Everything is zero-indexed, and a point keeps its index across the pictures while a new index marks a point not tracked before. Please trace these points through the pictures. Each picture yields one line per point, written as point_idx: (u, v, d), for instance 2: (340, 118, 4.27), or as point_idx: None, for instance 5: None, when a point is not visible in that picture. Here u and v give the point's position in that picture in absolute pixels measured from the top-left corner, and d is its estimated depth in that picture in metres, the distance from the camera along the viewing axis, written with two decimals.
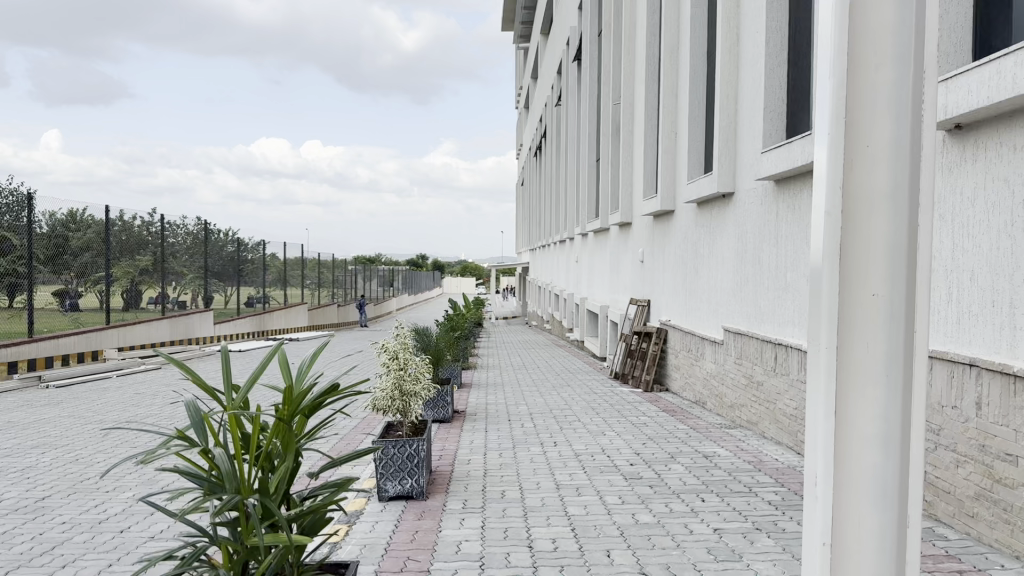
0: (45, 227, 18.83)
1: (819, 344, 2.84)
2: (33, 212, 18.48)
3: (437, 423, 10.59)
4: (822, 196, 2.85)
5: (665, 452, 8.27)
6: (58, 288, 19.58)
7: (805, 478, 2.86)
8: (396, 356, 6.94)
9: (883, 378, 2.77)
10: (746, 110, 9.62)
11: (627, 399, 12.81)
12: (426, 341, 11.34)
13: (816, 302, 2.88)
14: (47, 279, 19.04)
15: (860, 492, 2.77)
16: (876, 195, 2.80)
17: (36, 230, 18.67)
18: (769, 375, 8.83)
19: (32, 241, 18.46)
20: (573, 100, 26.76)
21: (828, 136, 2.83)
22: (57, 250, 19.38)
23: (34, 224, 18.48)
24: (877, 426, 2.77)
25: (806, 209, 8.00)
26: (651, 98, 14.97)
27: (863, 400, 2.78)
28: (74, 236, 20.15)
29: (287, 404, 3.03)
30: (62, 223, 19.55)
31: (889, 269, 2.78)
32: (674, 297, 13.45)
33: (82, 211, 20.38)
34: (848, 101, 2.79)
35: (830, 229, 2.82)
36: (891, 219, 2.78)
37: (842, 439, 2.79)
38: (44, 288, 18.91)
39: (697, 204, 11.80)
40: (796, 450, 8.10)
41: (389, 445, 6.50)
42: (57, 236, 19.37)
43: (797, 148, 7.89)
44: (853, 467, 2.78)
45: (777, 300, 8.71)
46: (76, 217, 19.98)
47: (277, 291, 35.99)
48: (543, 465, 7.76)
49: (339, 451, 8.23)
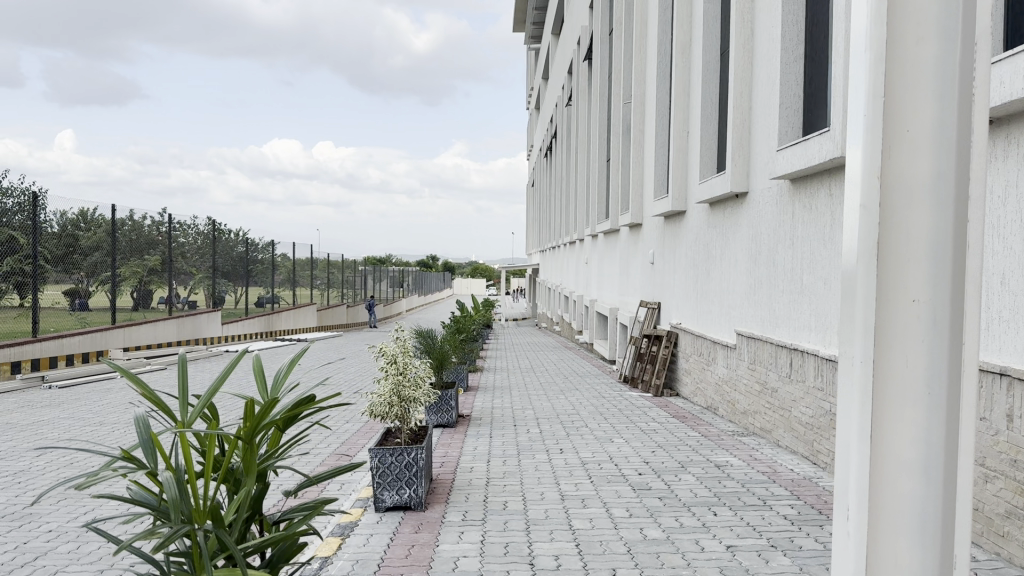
0: (54, 226, 18.70)
1: (852, 358, 2.53)
2: (43, 211, 18.34)
3: (441, 428, 10.32)
4: (856, 192, 2.56)
5: (675, 461, 7.97)
6: (67, 288, 19.45)
7: (835, 509, 2.56)
8: (395, 360, 6.64)
9: (923, 396, 2.47)
10: (761, 107, 9.30)
11: (637, 403, 12.51)
12: (430, 344, 11.07)
13: (848, 311, 2.58)
14: (54, 277, 18.92)
15: (897, 527, 2.48)
16: (917, 190, 2.50)
17: (47, 229, 18.61)
18: (783, 382, 8.52)
19: (42, 239, 18.38)
20: (584, 100, 26.46)
21: (862, 124, 2.54)
22: (64, 249, 19.25)
23: (42, 224, 18.34)
24: (916, 452, 2.47)
25: (824, 209, 7.68)
26: (663, 97, 14.66)
27: (901, 423, 2.48)
28: (82, 235, 20.03)
29: (250, 419, 2.78)
30: (71, 222, 19.45)
31: (928, 273, 2.48)
32: (685, 300, 13.14)
33: (91, 211, 20.24)
34: (885, 83, 2.50)
35: (865, 228, 2.53)
36: (934, 217, 2.49)
37: (878, 464, 2.49)
38: (51, 288, 18.76)
39: (710, 205, 11.49)
40: (812, 459, 7.79)
41: (386, 453, 6.24)
42: (66, 236, 19.24)
43: (814, 145, 7.57)
44: (889, 498, 2.49)
45: (792, 304, 8.40)
46: (85, 216, 19.85)
47: (287, 292, 35.83)
48: (548, 474, 7.47)
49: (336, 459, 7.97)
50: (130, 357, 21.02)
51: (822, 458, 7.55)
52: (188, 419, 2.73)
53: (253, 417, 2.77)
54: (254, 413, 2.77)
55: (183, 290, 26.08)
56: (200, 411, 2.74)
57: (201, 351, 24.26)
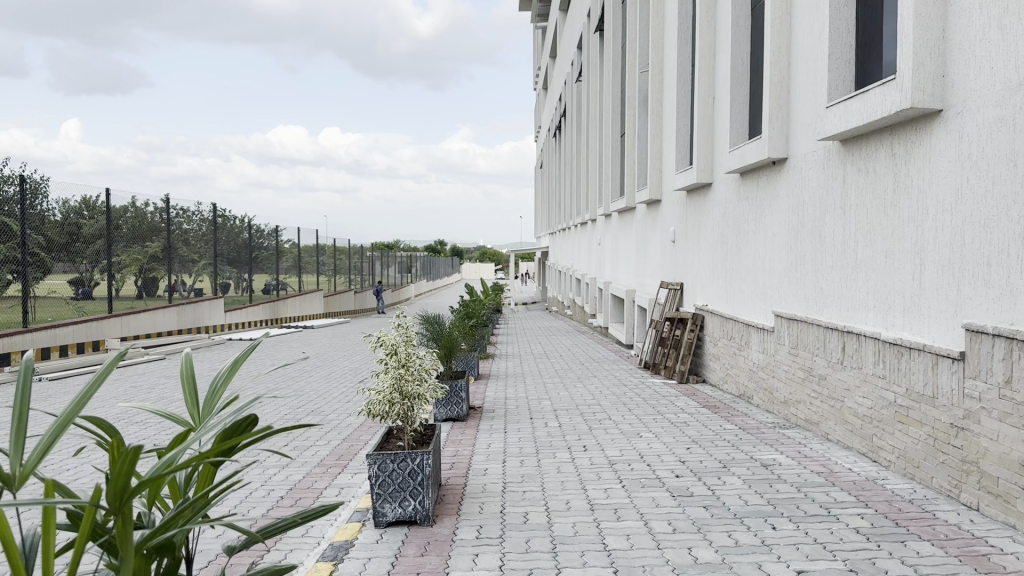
0: (58, 214, 18.20)
1: None
2: (47, 198, 17.88)
3: (449, 422, 9.46)
4: None
5: (715, 460, 7.06)
6: (73, 277, 18.98)
7: None
8: (396, 351, 5.75)
9: None
10: (803, 62, 8.33)
11: (661, 392, 11.60)
12: (437, 331, 10.19)
13: None
14: (49, 264, 18.10)
15: None
16: None
17: (49, 216, 18.00)
18: (833, 369, 7.60)
19: (43, 227, 17.73)
20: (596, 74, 25.44)
21: None
22: (60, 235, 18.45)
23: (47, 212, 17.85)
24: None
25: (884, 170, 6.71)
26: (685, 63, 13.68)
27: None
28: (83, 222, 19.33)
29: (113, 480, 1.94)
30: (74, 210, 18.85)
31: None
32: (711, 279, 12.18)
33: (94, 197, 19.63)
34: None
35: None
36: None
37: None
38: (56, 276, 18.34)
39: (740, 175, 10.53)
40: (870, 456, 6.89)
41: (386, 459, 5.37)
42: (70, 223, 18.70)
43: (871, 96, 6.57)
44: None
45: (844, 282, 7.47)
46: (88, 203, 19.29)
47: (293, 278, 34.94)
48: (573, 477, 6.57)
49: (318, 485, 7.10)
50: (128, 346, 20.17)
51: (884, 455, 6.64)
52: (20, 471, 2.04)
53: (114, 475, 1.93)
54: (115, 469, 1.93)
55: (188, 278, 25.25)
56: (37, 461, 2.03)
57: (204, 340, 23.45)
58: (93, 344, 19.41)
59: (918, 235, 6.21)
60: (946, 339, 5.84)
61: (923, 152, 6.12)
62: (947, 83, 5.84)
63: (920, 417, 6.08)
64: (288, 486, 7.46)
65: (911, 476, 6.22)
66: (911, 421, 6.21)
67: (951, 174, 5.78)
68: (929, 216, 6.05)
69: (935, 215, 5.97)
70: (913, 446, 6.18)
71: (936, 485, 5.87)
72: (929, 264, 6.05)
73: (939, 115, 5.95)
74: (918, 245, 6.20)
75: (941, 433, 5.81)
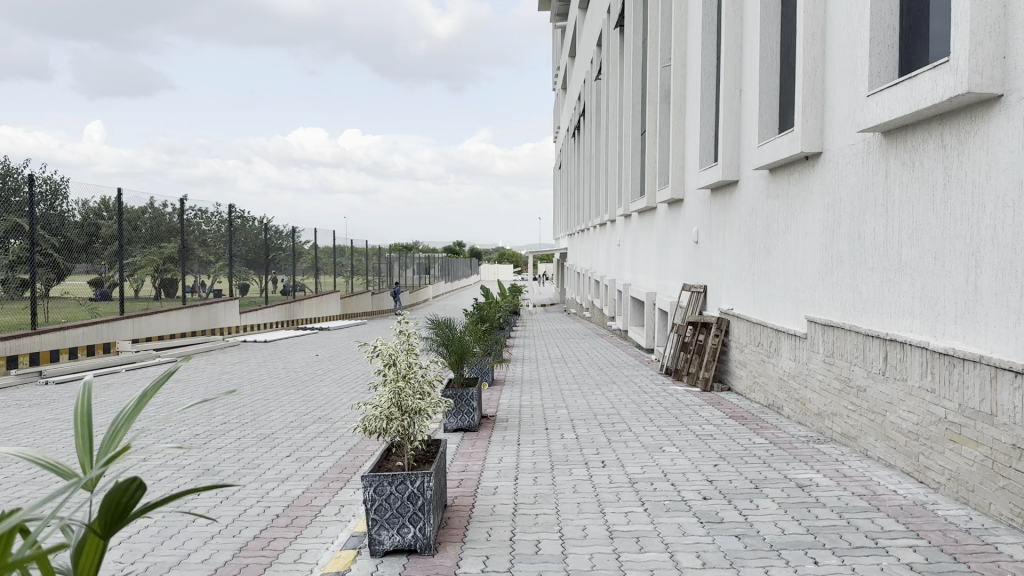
0: (78, 216, 18.07)
1: None
2: (67, 200, 17.71)
3: (460, 433, 8.97)
4: None
5: (745, 480, 6.49)
6: (91, 278, 18.83)
7: None
8: (396, 361, 5.25)
9: None
10: (840, 49, 7.77)
11: (684, 401, 11.01)
12: (449, 336, 9.70)
13: None
14: (66, 265, 17.87)
15: None
16: None
17: (69, 217, 17.92)
18: (874, 381, 7.01)
19: (63, 228, 17.65)
20: (615, 72, 24.92)
21: None
22: (79, 236, 18.28)
23: (66, 213, 17.71)
24: None
25: (933, 164, 6.11)
26: (710, 56, 13.12)
27: None
28: (102, 224, 19.17)
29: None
30: (93, 211, 18.70)
31: None
32: (737, 281, 11.57)
33: (114, 198, 19.52)
34: None
35: None
36: None
37: None
38: (77, 278, 18.22)
39: (769, 171, 9.95)
40: (916, 477, 6.28)
41: (382, 482, 4.87)
42: (89, 224, 18.56)
43: (919, 82, 5.96)
44: None
45: (885, 285, 6.89)
46: (107, 205, 19.15)
47: (310, 279, 34.56)
48: (590, 498, 6.04)
49: (314, 512, 6.62)
50: (140, 349, 19.82)
51: (932, 477, 6.04)
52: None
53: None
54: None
55: (206, 279, 24.98)
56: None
57: (219, 343, 23.09)
58: (102, 346, 18.94)
59: (974, 233, 5.60)
60: (1007, 349, 5.24)
61: (980, 141, 5.52)
62: (1008, 64, 5.23)
63: (975, 435, 5.46)
64: (285, 503, 6.98)
65: (966, 501, 5.60)
66: (965, 440, 5.59)
67: (1013, 165, 5.17)
68: (987, 213, 5.44)
69: (993, 210, 5.36)
70: (967, 468, 5.56)
71: (996, 513, 5.25)
72: (986, 266, 5.45)
73: (998, 101, 5.34)
74: (974, 244, 5.59)
75: (1000, 455, 5.18)
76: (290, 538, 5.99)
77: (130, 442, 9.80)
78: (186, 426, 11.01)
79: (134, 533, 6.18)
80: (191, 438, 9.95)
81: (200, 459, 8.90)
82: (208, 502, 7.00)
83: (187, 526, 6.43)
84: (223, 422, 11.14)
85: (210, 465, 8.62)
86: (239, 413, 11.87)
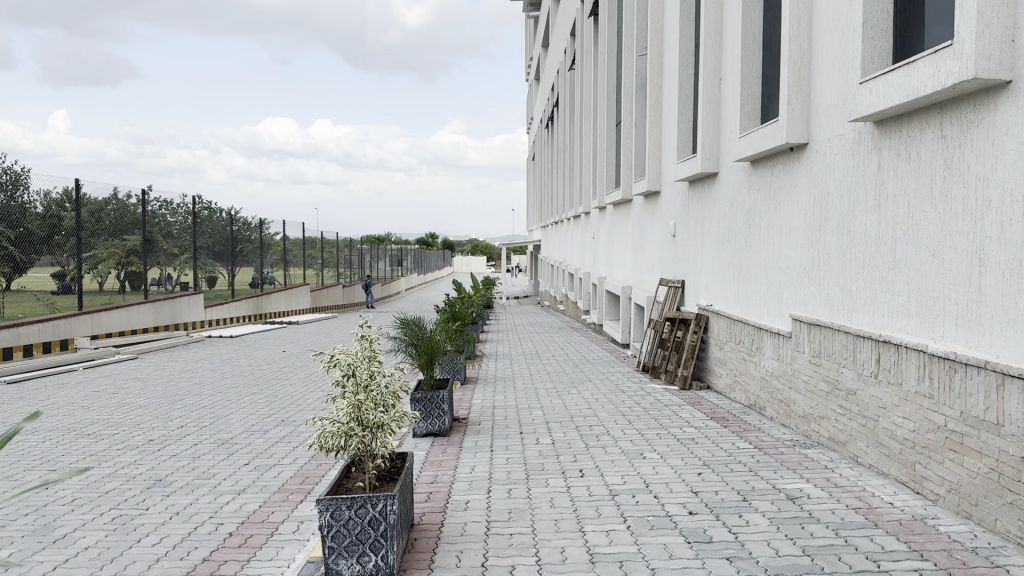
0: (40, 206, 17.51)
1: None
2: (28, 190, 17.16)
3: (430, 437, 8.53)
4: None
5: (732, 491, 6.11)
6: (57, 271, 18.27)
7: None
8: (355, 371, 4.78)
9: None
10: (828, 35, 7.40)
11: (663, 401, 10.63)
12: (418, 335, 9.24)
13: None
14: (27, 258, 17.26)
15: None
16: None
17: (31, 208, 17.32)
18: (865, 384, 6.66)
19: (24, 219, 17.07)
20: (589, 61, 24.51)
21: None
22: (42, 228, 17.70)
23: (28, 204, 17.12)
24: None
25: (932, 156, 5.75)
26: (688, 45, 12.73)
27: None
28: (67, 215, 18.59)
29: None
30: (56, 202, 18.13)
31: None
32: (717, 277, 11.20)
33: (78, 188, 18.96)
34: None
35: None
36: None
37: None
38: (41, 270, 17.67)
39: (751, 163, 9.58)
40: (912, 487, 5.93)
41: (341, 506, 4.40)
42: (52, 216, 17.98)
43: (917, 68, 5.59)
44: None
45: (878, 284, 6.53)
46: (71, 195, 18.59)
47: (279, 272, 33.82)
48: (569, 514, 5.61)
49: (269, 532, 6.11)
50: (100, 345, 19.13)
51: (931, 487, 5.69)
52: None
53: None
54: None
55: (171, 272, 24.28)
56: None
57: (182, 338, 22.36)
58: (59, 343, 18.13)
59: (978, 230, 5.23)
60: (1015, 354, 4.88)
61: (985, 130, 5.15)
62: (1017, 48, 4.85)
63: (979, 446, 5.11)
64: (240, 519, 6.49)
65: (968, 516, 5.27)
66: (967, 450, 5.25)
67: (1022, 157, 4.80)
68: (993, 208, 5.07)
69: (1000, 204, 5.00)
70: (970, 480, 5.21)
71: (1002, 530, 4.90)
72: (990, 265, 5.10)
73: (1006, 88, 4.97)
74: (978, 241, 5.23)
75: (1007, 467, 4.83)
76: (242, 561, 5.50)
77: (78, 450, 9.23)
78: (141, 430, 10.44)
79: (71, 558, 5.64)
80: (144, 445, 9.39)
81: (153, 468, 8.37)
82: (154, 522, 6.47)
83: (130, 547, 5.91)
84: (181, 426, 10.59)
85: (163, 474, 8.09)
86: (198, 416, 11.30)
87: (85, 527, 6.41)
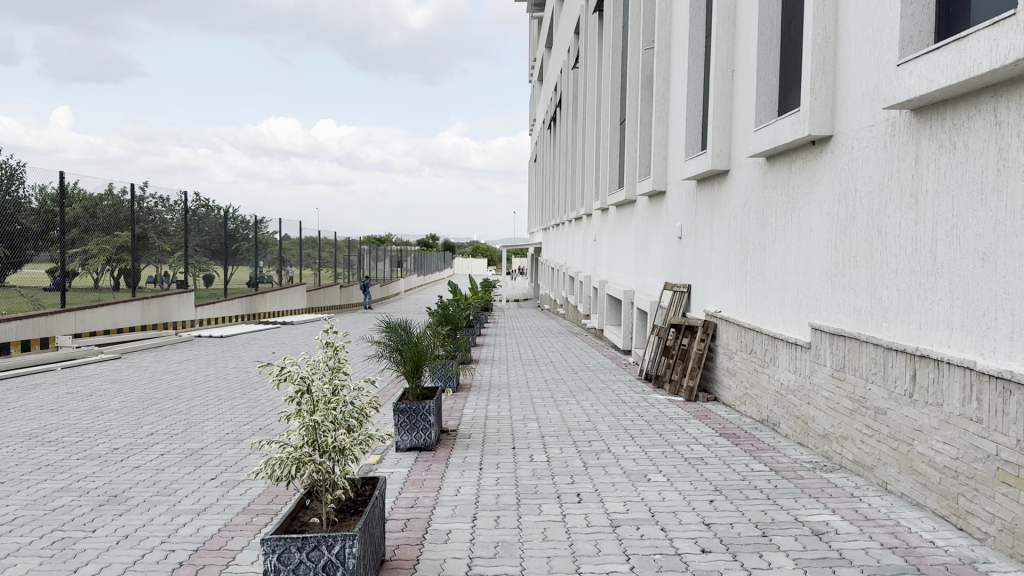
0: (35, 201, 17.02)
1: None
2: (23, 184, 16.68)
3: (415, 451, 7.81)
4: None
5: (750, 523, 5.38)
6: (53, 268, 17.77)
7: None
8: (311, 387, 4.07)
9: None
10: (858, 16, 6.71)
11: (668, 413, 9.91)
12: (405, 340, 8.54)
13: None
14: (23, 253, 16.79)
15: None
16: None
17: (26, 204, 16.85)
18: (897, 404, 5.95)
19: (18, 215, 16.57)
20: (593, 58, 23.83)
21: None
22: (37, 223, 17.22)
23: (23, 198, 16.65)
24: None
25: (984, 145, 5.03)
26: (699, 36, 12.05)
27: None
28: (64, 211, 18.11)
29: None
30: (52, 197, 17.65)
31: None
32: (726, 282, 10.49)
33: (75, 183, 18.48)
34: None
35: None
36: None
37: None
38: (36, 267, 17.15)
39: (767, 158, 8.88)
40: (955, 523, 5.21)
41: (291, 547, 3.70)
42: (47, 212, 17.50)
43: (968, 45, 4.88)
44: None
45: (915, 292, 5.81)
46: (68, 190, 18.10)
47: (275, 272, 33.09)
48: (564, 549, 4.89)
49: (222, 563, 5.36)
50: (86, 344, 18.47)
51: (978, 524, 4.97)
52: None
53: None
54: None
55: (167, 269, 23.69)
56: None
57: (170, 338, 21.62)
58: (39, 342, 17.09)
59: None
60: None
61: None
62: None
63: None
64: (194, 545, 5.77)
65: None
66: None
67: None
68: None
69: None
70: None
71: None
72: None
73: None
74: None
75: None
76: None
77: (34, 460, 8.50)
78: (107, 437, 9.72)
79: None
80: (106, 455, 8.67)
81: (112, 480, 7.66)
82: (97, 549, 5.74)
83: None
84: (151, 434, 9.85)
85: (120, 489, 7.37)
86: (172, 423, 10.59)
87: (19, 553, 5.67)
